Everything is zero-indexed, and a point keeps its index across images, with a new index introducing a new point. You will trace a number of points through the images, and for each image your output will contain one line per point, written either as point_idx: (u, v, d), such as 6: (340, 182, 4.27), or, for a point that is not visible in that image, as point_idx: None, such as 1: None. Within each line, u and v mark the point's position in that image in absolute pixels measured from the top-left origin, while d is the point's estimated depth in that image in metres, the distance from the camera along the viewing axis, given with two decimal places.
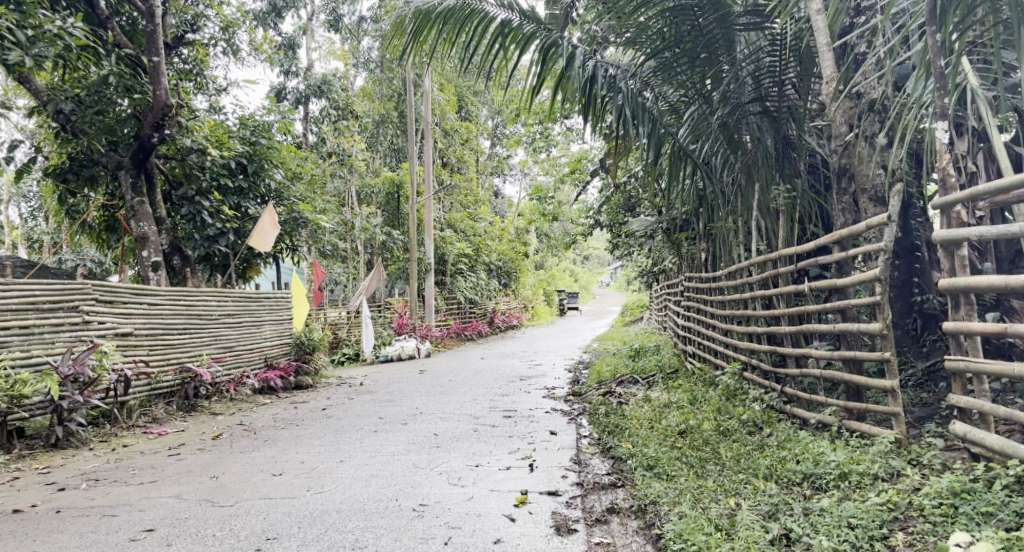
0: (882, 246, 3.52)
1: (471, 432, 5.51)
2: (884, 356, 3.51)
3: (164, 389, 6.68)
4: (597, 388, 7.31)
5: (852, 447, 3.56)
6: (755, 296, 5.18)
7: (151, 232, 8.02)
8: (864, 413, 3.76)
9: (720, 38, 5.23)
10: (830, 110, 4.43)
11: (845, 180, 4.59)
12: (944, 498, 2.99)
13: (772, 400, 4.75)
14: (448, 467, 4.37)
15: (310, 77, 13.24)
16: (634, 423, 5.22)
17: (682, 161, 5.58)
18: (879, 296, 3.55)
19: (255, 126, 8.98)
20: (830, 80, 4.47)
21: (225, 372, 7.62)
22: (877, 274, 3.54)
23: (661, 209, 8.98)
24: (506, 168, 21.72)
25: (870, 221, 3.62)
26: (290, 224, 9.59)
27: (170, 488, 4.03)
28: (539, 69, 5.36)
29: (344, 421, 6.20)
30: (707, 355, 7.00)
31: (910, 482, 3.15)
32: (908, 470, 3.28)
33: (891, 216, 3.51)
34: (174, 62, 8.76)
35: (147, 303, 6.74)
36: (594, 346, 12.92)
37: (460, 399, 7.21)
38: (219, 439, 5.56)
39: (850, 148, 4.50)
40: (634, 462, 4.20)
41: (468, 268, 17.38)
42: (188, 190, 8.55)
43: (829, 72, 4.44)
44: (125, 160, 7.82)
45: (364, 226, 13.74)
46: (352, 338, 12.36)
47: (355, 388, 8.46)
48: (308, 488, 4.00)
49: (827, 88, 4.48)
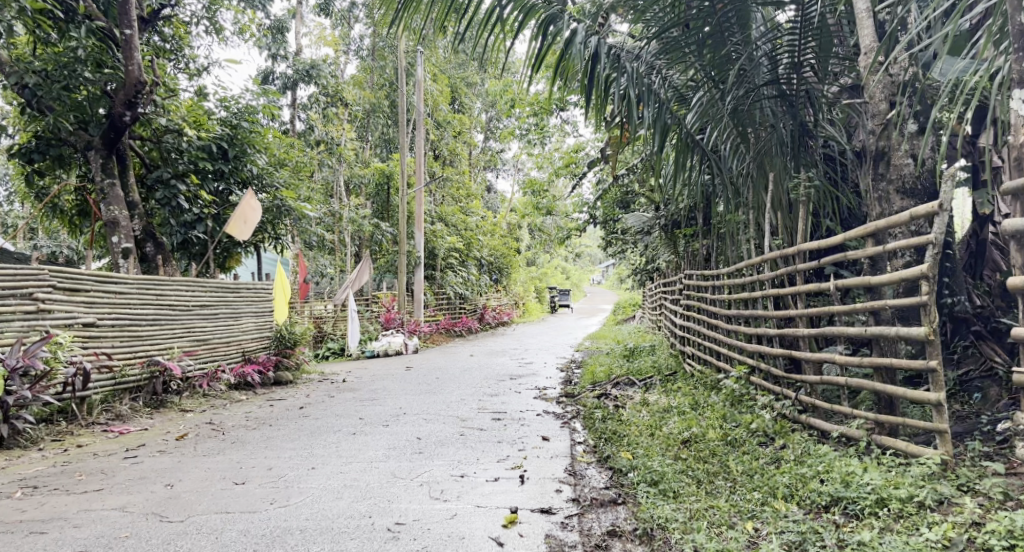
0: (933, 237, 3.14)
1: (457, 436, 5.12)
2: (927, 365, 3.13)
3: (129, 383, 6.24)
4: (591, 389, 6.93)
5: (887, 467, 3.19)
6: (768, 295, 4.78)
7: (122, 216, 7.53)
8: (898, 428, 3.37)
9: (732, 17, 4.82)
10: (869, 86, 4.02)
11: (881, 166, 4.18)
12: (1016, 538, 2.61)
13: (784, 408, 4.36)
14: (431, 478, 3.97)
15: (299, 62, 12.81)
16: (632, 429, 4.84)
17: (693, 148, 5.34)
18: (926, 296, 3.16)
19: (238, 110, 8.52)
20: (869, 50, 4.07)
21: (198, 367, 7.17)
22: (924, 270, 3.15)
23: (660, 204, 8.58)
24: (499, 162, 21.28)
25: (915, 210, 3.25)
26: (273, 212, 9.13)
27: (117, 500, 3.60)
28: (538, 47, 4.91)
29: (322, 422, 5.79)
30: (707, 357, 6.61)
31: (969, 516, 2.78)
32: (960, 498, 2.91)
33: (949, 199, 3.14)
34: (151, 38, 8.25)
35: (114, 291, 6.29)
36: (588, 344, 12.56)
37: (447, 398, 6.82)
38: (184, 439, 5.15)
39: (889, 128, 4.08)
40: (635, 476, 3.82)
41: (458, 263, 16.97)
42: (163, 173, 8.03)
43: (867, 42, 4.04)
44: (95, 140, 7.33)
45: (352, 217, 13.30)
46: (337, 333, 11.95)
47: (337, 385, 8.05)
48: (271, 501, 3.59)
49: (866, 60, 4.08)
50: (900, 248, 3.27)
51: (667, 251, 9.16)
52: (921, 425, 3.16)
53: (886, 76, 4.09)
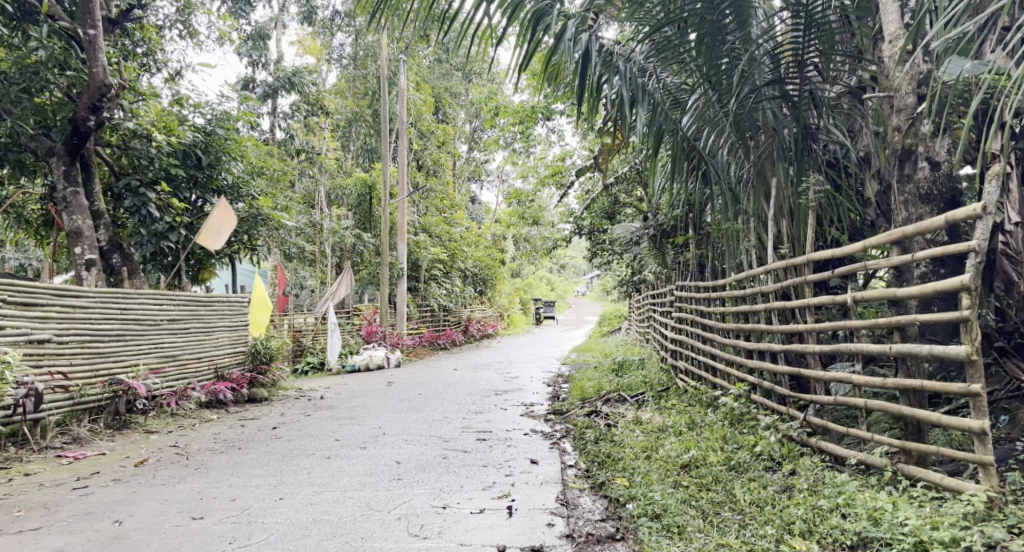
0: (972, 245, 2.88)
1: (439, 459, 4.78)
2: (968, 388, 2.84)
3: (89, 403, 5.86)
4: (580, 407, 6.59)
5: (920, 502, 2.91)
6: (772, 307, 4.49)
7: (86, 226, 7.07)
8: (926, 457, 3.09)
9: (729, 14, 4.57)
10: (896, 78, 3.75)
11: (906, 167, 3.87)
12: None
13: (790, 429, 4.04)
14: (410, 510, 3.66)
15: (280, 69, 12.45)
16: (627, 451, 4.51)
17: (689, 153, 5.09)
18: (966, 310, 2.88)
19: (214, 116, 8.14)
20: (894, 37, 3.83)
21: (165, 385, 6.77)
22: (965, 281, 2.87)
23: (649, 213, 8.27)
24: (483, 173, 20.95)
25: (953, 213, 3.00)
26: (249, 221, 8.74)
27: (54, 542, 3.30)
28: (527, 47, 4.61)
29: (295, 443, 5.42)
30: (700, 372, 6.30)
31: None
32: (1011, 543, 2.64)
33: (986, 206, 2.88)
34: (119, 39, 7.84)
35: (74, 304, 5.90)
36: (574, 358, 12.22)
37: (428, 416, 6.46)
38: (144, 464, 4.78)
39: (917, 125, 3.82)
40: (636, 509, 3.51)
41: (442, 274, 16.58)
42: (132, 180, 7.61)
43: (893, 29, 3.81)
44: (57, 146, 6.91)
45: (333, 228, 12.92)
46: (317, 347, 11.55)
47: (314, 403, 7.66)
48: (231, 540, 3.32)
49: (891, 49, 3.84)
50: (935, 254, 3.00)
51: (655, 262, 8.86)
52: (960, 456, 2.86)
53: (901, 75, 3.85)
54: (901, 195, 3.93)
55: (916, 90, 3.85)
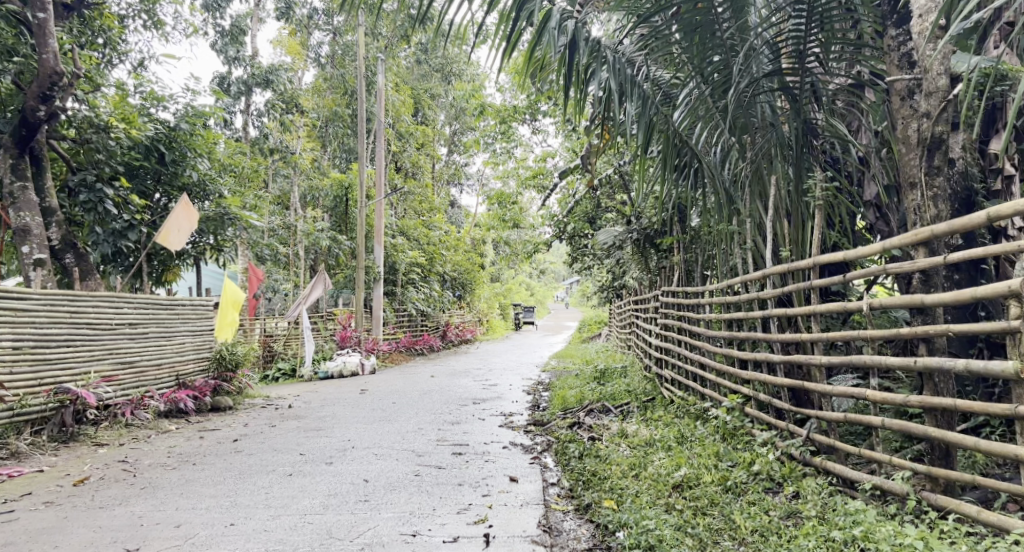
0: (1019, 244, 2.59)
1: (411, 476, 4.40)
2: (1015, 410, 2.55)
3: (31, 414, 5.42)
4: (562, 418, 6.23)
5: (947, 539, 2.63)
6: (770, 314, 4.16)
7: (35, 224, 6.54)
8: (954, 484, 2.82)
9: (722, 2, 4.24)
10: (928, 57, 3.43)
11: (939, 157, 3.51)
12: None
13: (792, 448, 3.71)
14: (375, 539, 3.30)
15: (254, 66, 11.94)
16: (613, 469, 4.15)
17: (680, 150, 4.74)
18: (1013, 320, 2.58)
19: (178, 109, 7.68)
20: (925, 13, 3.51)
21: (120, 394, 6.33)
22: (1012, 287, 2.57)
23: (634, 216, 7.93)
24: (463, 176, 20.51)
25: (995, 210, 2.71)
26: (216, 221, 8.28)
27: None
28: (507, 32, 4.20)
29: (254, 458, 5.00)
30: (688, 381, 5.96)
31: None
32: None
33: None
34: (77, 26, 7.37)
35: (15, 308, 5.43)
36: (553, 364, 11.88)
37: (400, 428, 6.05)
38: (85, 483, 4.37)
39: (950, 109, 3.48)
40: (627, 538, 3.18)
41: (420, 279, 16.12)
42: (87, 175, 7.06)
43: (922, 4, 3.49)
44: (3, 138, 6.40)
45: (307, 230, 12.45)
46: (288, 353, 11.10)
47: (280, 413, 7.22)
48: None
49: (919, 26, 3.53)
50: (977, 256, 2.70)
51: (637, 266, 8.53)
52: (1001, 487, 2.57)
53: (917, 59, 3.55)
54: (930, 189, 3.50)
55: (948, 69, 3.50)
